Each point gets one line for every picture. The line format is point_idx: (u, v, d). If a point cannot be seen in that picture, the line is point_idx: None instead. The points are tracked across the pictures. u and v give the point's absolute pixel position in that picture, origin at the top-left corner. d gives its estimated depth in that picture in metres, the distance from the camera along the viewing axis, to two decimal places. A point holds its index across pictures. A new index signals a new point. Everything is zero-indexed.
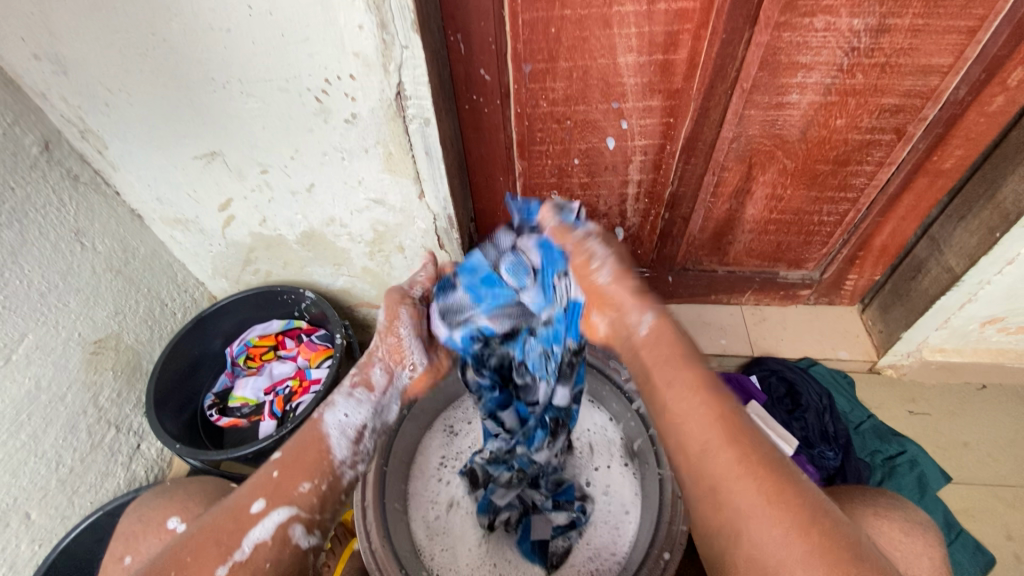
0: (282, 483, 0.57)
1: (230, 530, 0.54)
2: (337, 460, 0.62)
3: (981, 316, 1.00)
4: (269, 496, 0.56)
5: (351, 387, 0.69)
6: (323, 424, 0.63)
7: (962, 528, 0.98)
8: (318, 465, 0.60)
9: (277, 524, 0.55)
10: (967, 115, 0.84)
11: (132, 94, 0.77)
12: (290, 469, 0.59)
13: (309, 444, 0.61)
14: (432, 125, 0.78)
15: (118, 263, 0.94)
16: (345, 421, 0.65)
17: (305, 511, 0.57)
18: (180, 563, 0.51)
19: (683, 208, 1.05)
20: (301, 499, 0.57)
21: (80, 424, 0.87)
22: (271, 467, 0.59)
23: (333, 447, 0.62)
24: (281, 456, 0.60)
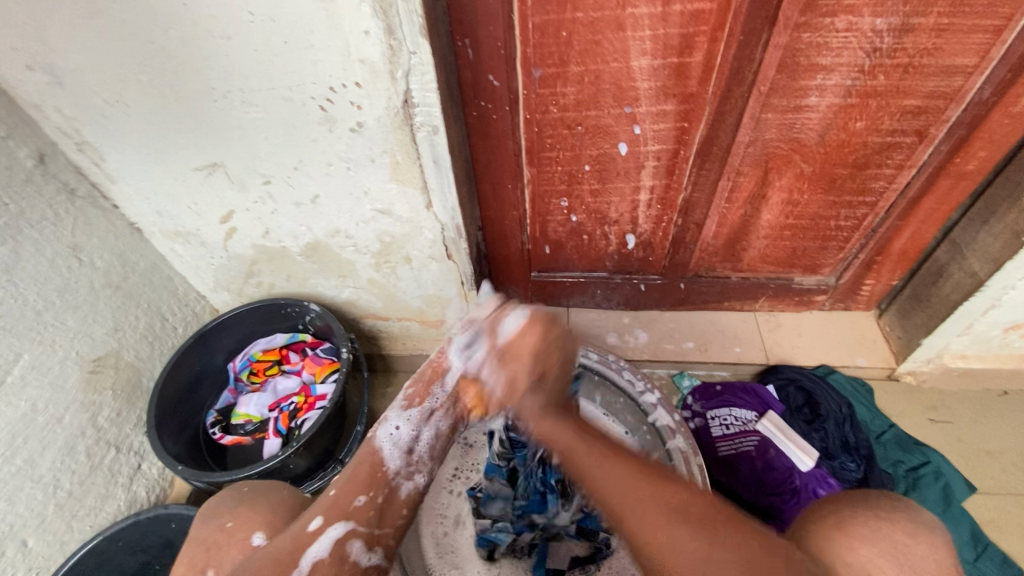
0: (339, 499, 0.57)
1: (289, 548, 0.51)
2: (391, 470, 0.61)
3: (1005, 321, 0.98)
4: (327, 513, 0.55)
5: (404, 403, 0.70)
6: (376, 437, 0.64)
7: (990, 541, 0.95)
8: (372, 478, 0.59)
9: (335, 539, 0.53)
10: (991, 116, 0.81)
11: (130, 105, 0.74)
12: (345, 487, 0.59)
13: (362, 459, 0.62)
14: (441, 133, 0.75)
15: (117, 278, 0.91)
16: (396, 435, 0.65)
17: (364, 525, 0.55)
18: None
19: (696, 214, 1.02)
20: (356, 512, 0.56)
21: (78, 446, 0.84)
22: (329, 489, 0.59)
23: (386, 458, 0.62)
24: (340, 478, 0.60)
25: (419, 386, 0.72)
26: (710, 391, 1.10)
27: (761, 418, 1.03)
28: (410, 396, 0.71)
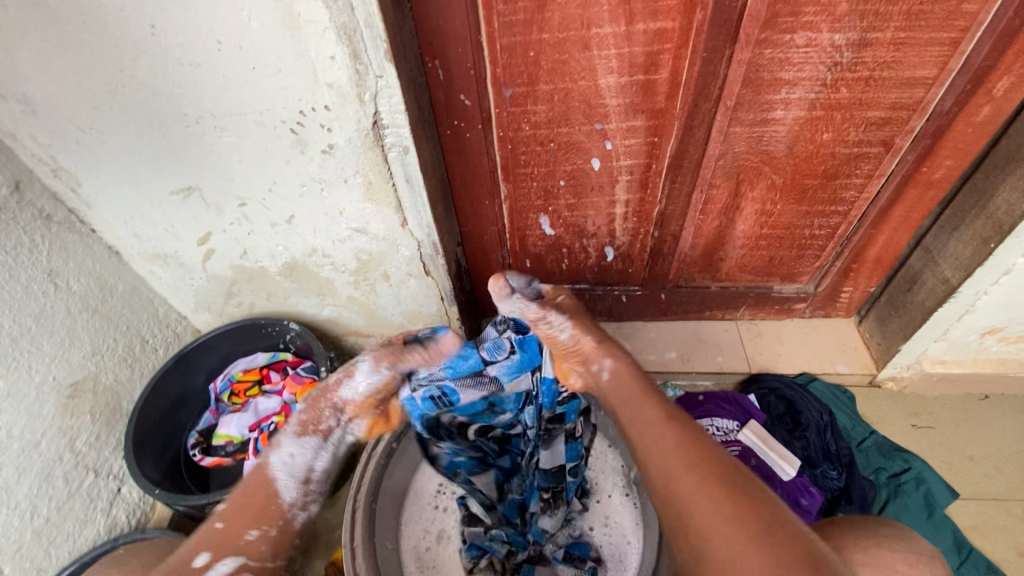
0: (228, 533, 0.57)
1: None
2: (286, 503, 0.62)
3: (980, 326, 0.99)
4: (214, 548, 0.56)
5: (298, 429, 0.68)
6: (271, 467, 0.63)
7: (973, 547, 0.95)
8: (265, 510, 0.60)
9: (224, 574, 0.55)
10: (954, 126, 0.83)
11: (104, 131, 0.75)
12: (234, 519, 0.59)
13: (254, 492, 0.61)
14: (412, 153, 0.76)
15: (95, 301, 0.91)
16: (293, 462, 0.65)
17: (253, 559, 0.57)
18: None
19: (672, 226, 1.03)
20: (247, 545, 0.57)
21: (56, 471, 0.83)
22: (215, 519, 0.59)
23: (281, 490, 0.62)
24: (224, 506, 0.60)
25: (312, 412, 0.70)
26: (693, 401, 1.10)
27: (742, 427, 1.04)
28: (304, 423, 0.69)
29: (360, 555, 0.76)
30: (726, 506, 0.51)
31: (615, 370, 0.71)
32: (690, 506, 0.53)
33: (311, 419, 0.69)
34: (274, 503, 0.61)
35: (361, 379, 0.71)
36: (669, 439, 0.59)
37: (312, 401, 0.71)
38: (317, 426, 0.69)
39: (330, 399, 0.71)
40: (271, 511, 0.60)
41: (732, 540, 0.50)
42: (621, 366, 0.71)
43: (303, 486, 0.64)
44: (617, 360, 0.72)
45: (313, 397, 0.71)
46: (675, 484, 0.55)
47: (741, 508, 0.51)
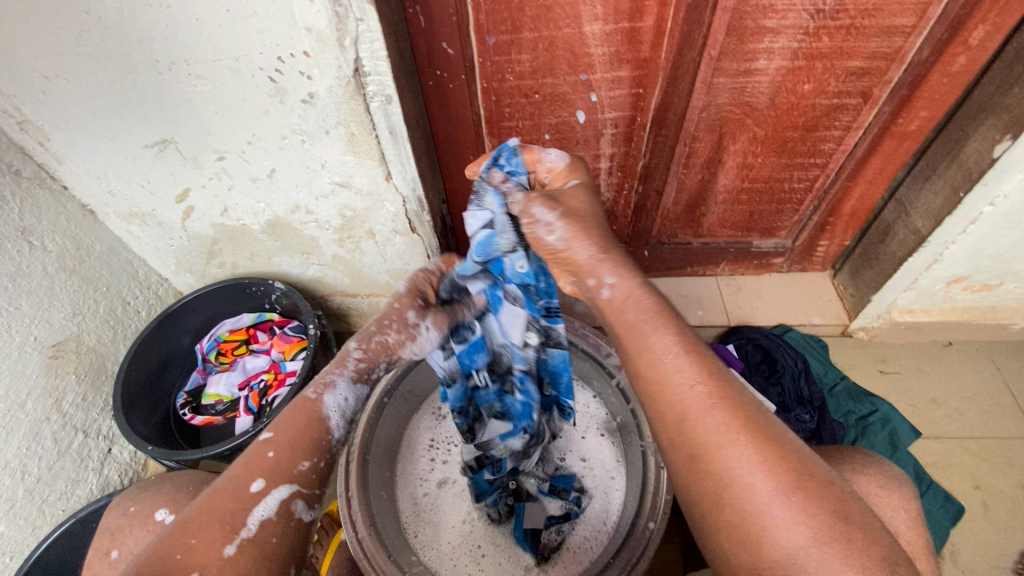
0: (282, 463, 0.55)
1: (229, 509, 0.50)
2: (335, 440, 0.59)
3: (947, 275, 1.02)
4: (270, 476, 0.53)
5: (355, 375, 0.66)
6: (324, 404, 0.61)
7: (932, 480, 1.02)
8: (319, 443, 0.58)
9: (280, 500, 0.52)
10: (931, 76, 0.84)
11: (72, 80, 0.72)
12: (286, 448, 0.56)
13: (304, 424, 0.58)
14: (394, 103, 0.75)
15: (72, 262, 0.89)
16: (345, 404, 0.63)
17: (307, 486, 0.54)
18: (186, 546, 0.48)
19: (655, 181, 1.04)
20: (302, 475, 0.55)
21: (44, 431, 0.83)
22: (265, 447, 0.56)
23: (332, 428, 0.60)
24: (273, 435, 0.57)
25: (370, 358, 0.68)
26: None
27: None
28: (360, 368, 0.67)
29: (357, 504, 0.80)
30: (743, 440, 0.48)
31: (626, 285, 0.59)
32: (702, 443, 0.49)
33: (376, 349, 0.69)
34: (325, 439, 0.59)
35: (420, 344, 0.74)
36: (673, 363, 0.54)
37: (371, 344, 0.69)
38: (368, 375, 0.68)
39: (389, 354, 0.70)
40: (322, 445, 0.58)
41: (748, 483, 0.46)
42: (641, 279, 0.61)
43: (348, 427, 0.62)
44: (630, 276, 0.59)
45: (371, 336, 0.70)
46: (691, 417, 0.50)
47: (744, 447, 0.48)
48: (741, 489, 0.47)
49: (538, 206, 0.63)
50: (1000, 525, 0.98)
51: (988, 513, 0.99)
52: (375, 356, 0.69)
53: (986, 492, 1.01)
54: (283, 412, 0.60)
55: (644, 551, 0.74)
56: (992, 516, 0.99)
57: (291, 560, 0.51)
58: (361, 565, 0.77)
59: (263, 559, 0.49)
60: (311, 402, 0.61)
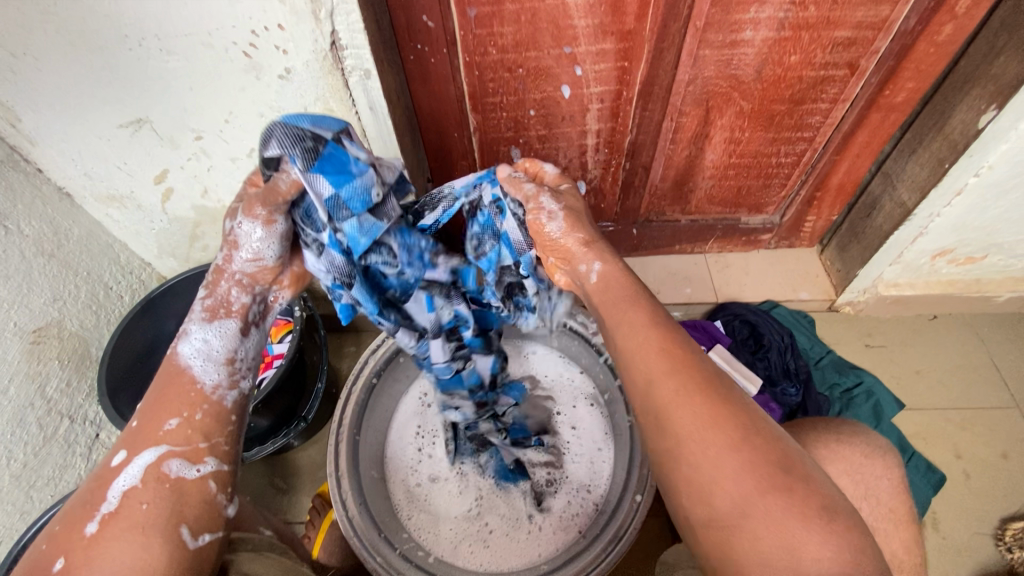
0: (145, 428, 0.51)
1: (92, 488, 0.48)
2: (209, 388, 0.54)
3: (932, 248, 1.03)
4: (130, 444, 0.50)
5: (207, 314, 0.57)
6: (181, 356, 0.55)
7: (915, 450, 1.04)
8: (188, 397, 0.53)
9: (143, 467, 0.49)
10: (918, 46, 0.83)
11: (39, 57, 0.69)
12: (151, 413, 0.52)
13: (171, 383, 0.54)
14: (374, 77, 0.73)
15: (51, 246, 0.87)
16: (206, 345, 0.56)
17: (178, 444, 0.51)
18: (53, 533, 0.47)
19: (643, 157, 1.03)
20: (169, 436, 0.51)
21: (29, 417, 0.80)
22: (132, 418, 0.53)
23: (198, 376, 0.54)
24: (143, 404, 0.54)
25: (216, 291, 0.58)
26: None
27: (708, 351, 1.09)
28: (210, 305, 0.57)
29: (347, 482, 0.81)
30: (719, 420, 0.47)
31: (606, 274, 0.62)
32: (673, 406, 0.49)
33: (217, 278, 0.57)
34: (195, 388, 0.54)
35: (254, 249, 0.56)
36: (634, 332, 0.55)
37: (211, 278, 0.58)
38: (228, 307, 0.57)
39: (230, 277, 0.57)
40: (194, 397, 0.53)
41: (725, 452, 0.46)
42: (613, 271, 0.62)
43: (228, 367, 0.56)
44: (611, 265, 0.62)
45: (211, 274, 0.58)
46: (666, 387, 0.50)
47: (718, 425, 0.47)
48: (720, 462, 0.46)
49: (547, 196, 0.67)
50: (980, 492, 1.01)
51: (969, 481, 1.01)
52: (216, 288, 0.57)
53: (968, 461, 1.03)
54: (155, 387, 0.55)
55: (631, 523, 0.75)
56: (973, 484, 1.01)
57: (179, 520, 0.48)
58: (352, 542, 0.78)
59: (149, 526, 0.47)
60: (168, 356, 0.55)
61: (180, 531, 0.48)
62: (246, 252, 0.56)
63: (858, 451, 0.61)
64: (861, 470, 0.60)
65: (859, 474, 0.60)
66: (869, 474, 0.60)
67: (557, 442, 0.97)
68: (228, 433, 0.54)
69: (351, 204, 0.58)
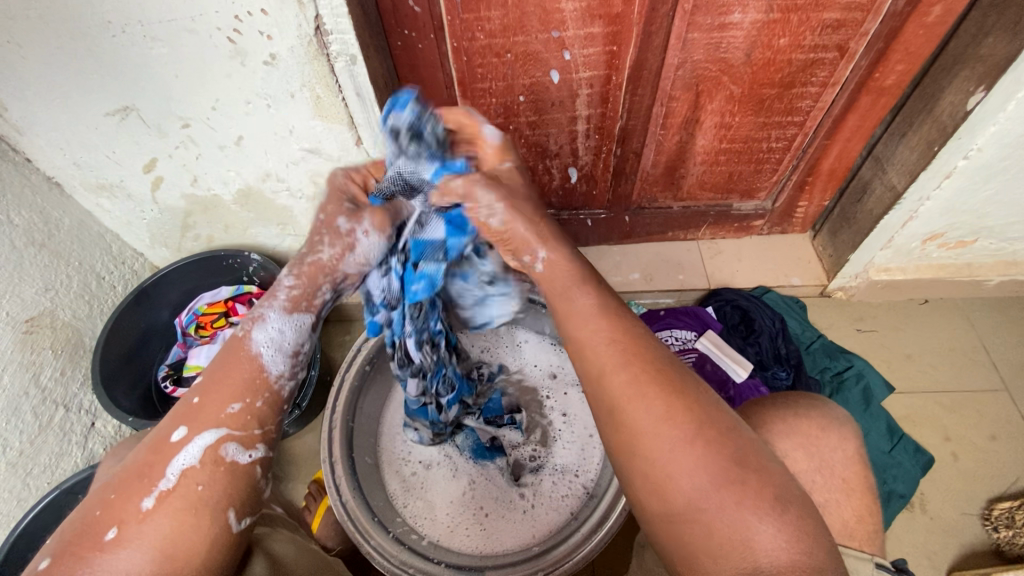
0: (206, 408, 0.52)
1: (148, 462, 0.48)
2: (273, 376, 0.56)
3: (923, 232, 1.03)
4: (192, 422, 0.51)
5: (290, 303, 0.60)
6: (252, 342, 0.56)
7: (905, 433, 1.04)
8: (251, 382, 0.54)
9: (204, 447, 0.50)
10: (906, 28, 0.83)
11: (23, 45, 0.69)
12: (211, 394, 0.53)
13: (234, 364, 0.55)
14: (359, 63, 0.73)
15: (41, 236, 0.87)
16: (279, 337, 0.58)
17: (237, 428, 0.52)
18: (105, 502, 0.47)
19: (633, 143, 1.03)
20: (230, 419, 0.52)
21: (25, 405, 0.81)
22: (191, 394, 0.53)
23: (265, 364, 0.56)
24: (203, 380, 0.54)
25: (305, 282, 0.61)
26: (655, 315, 1.15)
27: (700, 337, 1.10)
28: (296, 292, 0.61)
29: (340, 468, 0.82)
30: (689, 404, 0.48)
31: (554, 264, 0.59)
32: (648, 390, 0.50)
33: (312, 268, 0.62)
34: (260, 376, 0.55)
35: (367, 253, 0.65)
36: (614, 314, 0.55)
37: (302, 267, 0.61)
38: (309, 300, 0.62)
39: (327, 272, 0.62)
40: (259, 382, 0.55)
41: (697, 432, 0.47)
42: (561, 261, 0.59)
43: (292, 360, 0.58)
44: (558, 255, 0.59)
45: (303, 262, 0.62)
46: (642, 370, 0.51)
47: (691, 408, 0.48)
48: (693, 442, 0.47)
49: (481, 189, 0.60)
50: (969, 474, 1.01)
51: (958, 463, 1.02)
52: (309, 280, 0.61)
53: (957, 443, 1.04)
54: (213, 364, 0.56)
55: (622, 502, 0.76)
56: (961, 466, 1.02)
57: (227, 503, 0.49)
58: (347, 527, 0.79)
59: (198, 508, 0.48)
60: None
61: (227, 514, 0.49)
62: (357, 254, 0.64)
63: (817, 425, 0.60)
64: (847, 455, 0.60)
65: (837, 455, 0.60)
66: (845, 455, 0.61)
67: (549, 428, 0.98)
68: (276, 423, 0.56)
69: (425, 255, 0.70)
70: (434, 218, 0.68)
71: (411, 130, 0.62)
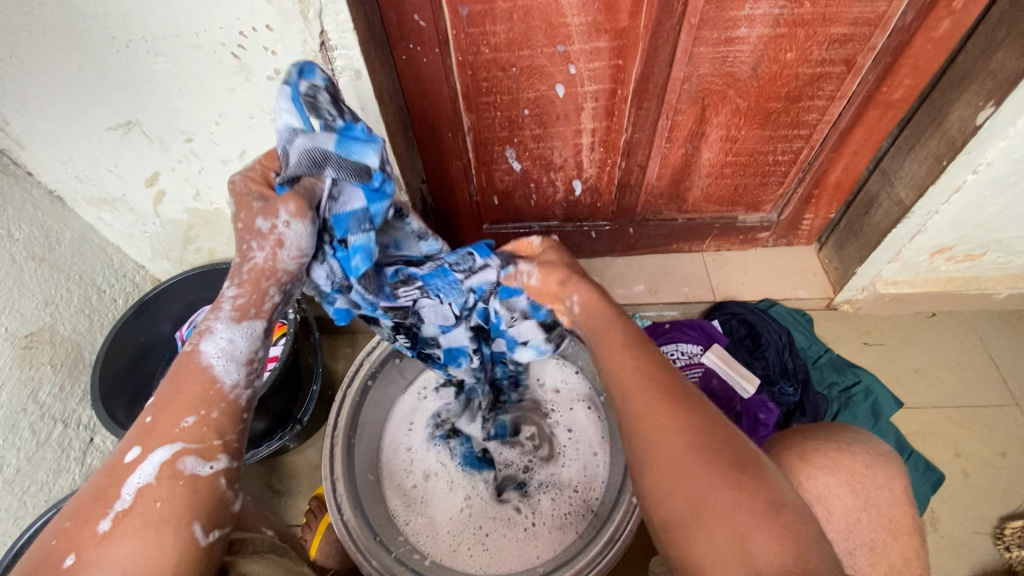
0: (160, 424, 0.49)
1: (104, 484, 0.47)
2: (227, 387, 0.53)
3: (930, 246, 1.02)
4: (146, 440, 0.48)
5: (237, 313, 0.54)
6: (203, 355, 0.52)
7: (913, 449, 1.03)
8: (204, 395, 0.51)
9: (160, 463, 0.48)
10: (914, 43, 0.83)
11: (25, 60, 0.69)
12: (165, 410, 0.50)
13: (187, 379, 0.52)
14: (364, 78, 0.73)
15: (41, 249, 0.86)
16: (231, 347, 0.54)
17: (194, 441, 0.49)
18: (64, 529, 0.45)
19: (638, 156, 1.02)
20: (186, 433, 0.49)
21: (22, 422, 0.80)
22: (144, 412, 0.51)
23: (220, 375, 0.52)
24: (156, 398, 0.51)
25: (247, 290, 0.55)
26: (659, 329, 1.14)
27: (706, 351, 1.09)
28: (239, 302, 0.55)
29: (341, 485, 0.80)
30: None
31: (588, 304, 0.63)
32: None
33: (251, 277, 0.55)
34: (213, 388, 0.52)
35: (297, 247, 0.56)
36: None
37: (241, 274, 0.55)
38: (259, 307, 0.55)
39: (272, 275, 0.56)
40: (212, 395, 0.52)
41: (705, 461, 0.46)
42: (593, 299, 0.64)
43: (247, 368, 0.54)
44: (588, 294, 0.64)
45: (240, 268, 0.55)
46: None
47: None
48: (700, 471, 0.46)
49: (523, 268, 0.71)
50: (980, 491, 1.00)
51: (968, 480, 1.01)
52: (252, 287, 0.55)
53: (967, 460, 1.03)
54: (169, 378, 0.53)
55: (627, 524, 0.75)
56: (972, 483, 1.01)
57: (190, 518, 0.47)
58: (347, 547, 0.77)
59: (161, 525, 0.46)
60: (186, 354, 0.53)
61: (191, 528, 0.47)
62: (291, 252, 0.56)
63: (835, 457, 0.58)
64: (865, 481, 0.58)
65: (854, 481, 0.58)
66: (869, 482, 0.58)
67: (554, 445, 0.96)
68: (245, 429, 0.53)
69: (352, 226, 0.62)
70: (349, 186, 0.61)
71: (307, 105, 0.58)
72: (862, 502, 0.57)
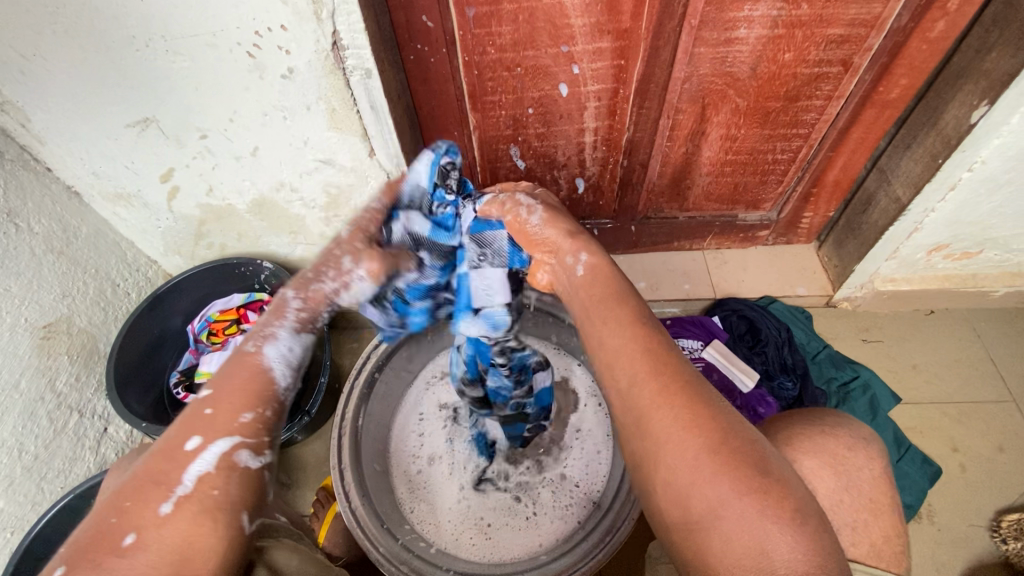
0: (220, 418, 0.50)
1: (160, 469, 0.47)
2: (282, 389, 0.55)
3: (927, 244, 1.04)
4: (206, 431, 0.49)
5: (297, 325, 0.61)
6: (267, 357, 0.56)
7: (911, 444, 1.04)
8: (264, 393, 0.54)
9: (220, 454, 0.48)
10: (910, 43, 0.85)
11: (49, 58, 0.71)
12: (225, 403, 0.52)
13: (241, 374, 0.54)
14: (374, 77, 0.75)
15: (59, 243, 0.88)
16: (290, 354, 0.58)
17: (252, 437, 0.51)
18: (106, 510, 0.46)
19: (640, 154, 1.05)
20: (244, 428, 0.51)
21: (41, 409, 0.83)
22: (202, 404, 0.52)
23: (278, 377, 0.55)
24: (213, 391, 0.53)
25: (310, 305, 0.62)
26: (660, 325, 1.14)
27: (706, 346, 1.10)
28: (304, 317, 0.61)
29: (350, 474, 0.82)
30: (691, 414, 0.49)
31: (594, 266, 0.63)
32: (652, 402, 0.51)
33: (317, 298, 0.62)
34: (271, 388, 0.54)
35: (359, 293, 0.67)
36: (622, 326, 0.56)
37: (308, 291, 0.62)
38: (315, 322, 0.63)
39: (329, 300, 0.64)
40: (268, 394, 0.54)
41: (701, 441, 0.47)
42: (601, 264, 0.63)
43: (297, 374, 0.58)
44: (598, 256, 0.63)
45: (308, 286, 0.62)
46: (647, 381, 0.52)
47: (707, 417, 0.49)
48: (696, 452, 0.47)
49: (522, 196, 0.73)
50: (977, 484, 1.01)
51: (965, 474, 1.02)
52: (316, 305, 0.62)
53: (964, 454, 1.04)
54: (222, 370, 0.55)
55: (628, 513, 0.77)
56: (969, 477, 1.02)
57: (240, 508, 0.49)
58: (355, 533, 0.79)
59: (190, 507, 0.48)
60: (251, 356, 0.56)
61: (241, 519, 0.48)
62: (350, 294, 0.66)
63: (830, 442, 0.59)
64: (858, 466, 0.60)
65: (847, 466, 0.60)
66: (862, 468, 0.60)
67: (555, 439, 0.99)
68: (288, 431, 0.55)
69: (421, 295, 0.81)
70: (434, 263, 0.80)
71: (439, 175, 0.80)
72: (855, 487, 0.59)
